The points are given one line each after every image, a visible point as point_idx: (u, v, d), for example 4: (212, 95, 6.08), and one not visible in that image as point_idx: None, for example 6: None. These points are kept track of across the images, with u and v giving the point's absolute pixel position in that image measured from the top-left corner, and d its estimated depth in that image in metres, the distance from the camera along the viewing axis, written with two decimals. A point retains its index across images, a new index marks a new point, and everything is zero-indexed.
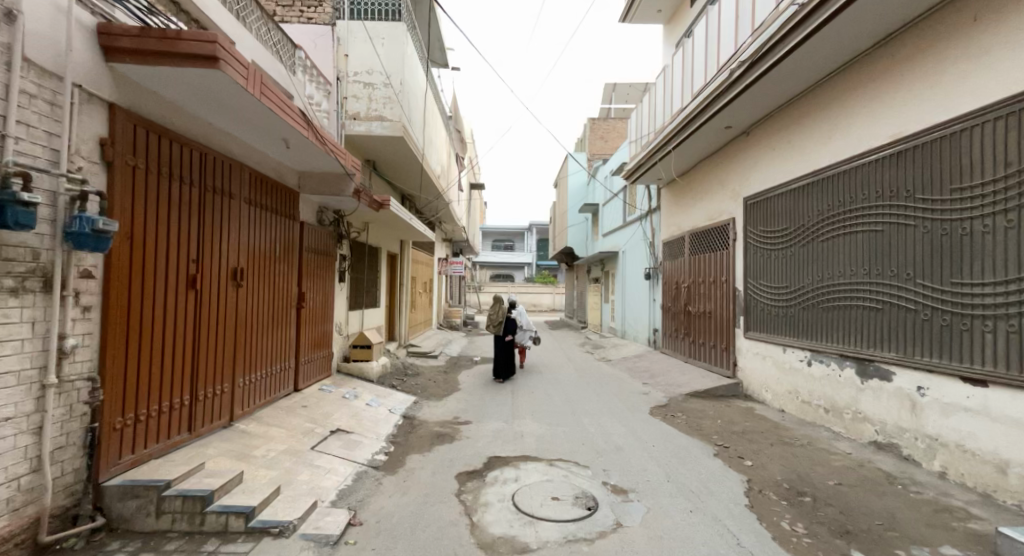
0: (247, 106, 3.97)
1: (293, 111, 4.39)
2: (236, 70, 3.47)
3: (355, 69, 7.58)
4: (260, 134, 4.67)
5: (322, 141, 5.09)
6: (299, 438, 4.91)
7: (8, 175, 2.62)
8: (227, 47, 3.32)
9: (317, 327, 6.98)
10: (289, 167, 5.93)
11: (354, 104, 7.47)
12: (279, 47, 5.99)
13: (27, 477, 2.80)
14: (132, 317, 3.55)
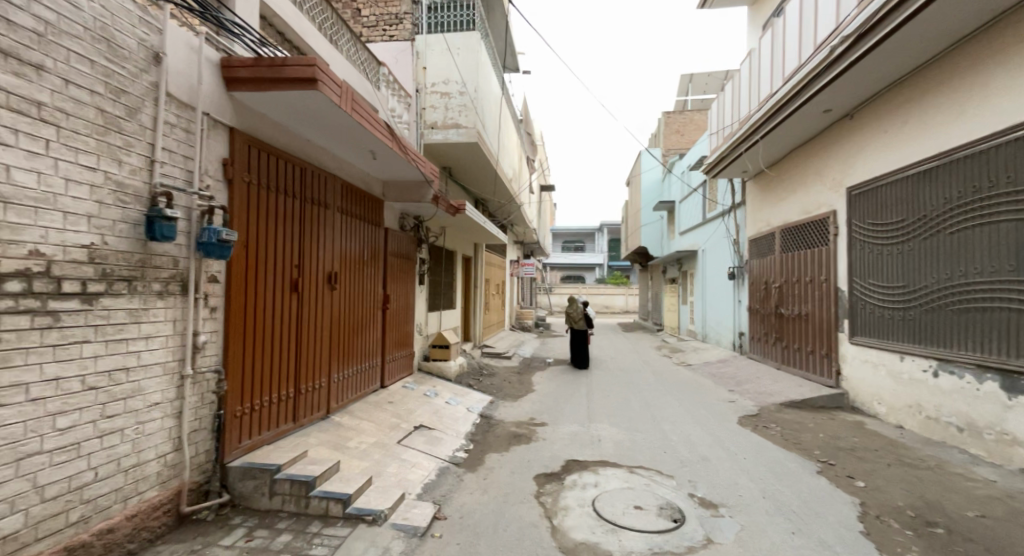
0: (340, 122, 4.29)
1: (380, 124, 4.69)
2: (332, 90, 3.76)
3: (433, 81, 7.89)
4: (350, 147, 5.03)
5: (405, 151, 5.38)
6: (386, 432, 5.23)
7: (156, 195, 3.05)
8: (324, 69, 3.62)
9: (400, 327, 7.37)
10: (375, 177, 6.33)
11: (433, 114, 7.80)
12: (365, 67, 6.44)
13: (171, 454, 3.25)
14: (249, 317, 3.98)
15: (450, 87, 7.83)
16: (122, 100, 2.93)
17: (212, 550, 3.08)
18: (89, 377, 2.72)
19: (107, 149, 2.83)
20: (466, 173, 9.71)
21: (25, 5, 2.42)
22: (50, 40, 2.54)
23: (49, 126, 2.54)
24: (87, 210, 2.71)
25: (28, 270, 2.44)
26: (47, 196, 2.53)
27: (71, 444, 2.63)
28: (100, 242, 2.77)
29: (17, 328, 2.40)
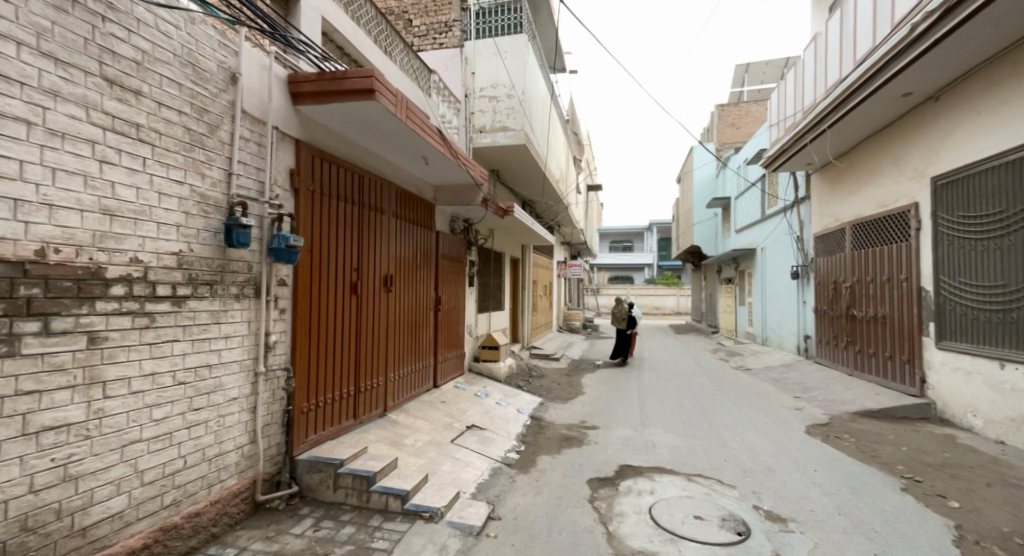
0: (395, 129, 4.44)
1: (432, 130, 4.81)
2: (388, 99, 3.92)
3: (482, 85, 8.01)
4: (404, 153, 5.21)
5: (455, 155, 5.50)
6: (440, 431, 5.36)
7: (233, 205, 3.28)
8: (381, 80, 3.76)
9: (451, 328, 7.53)
10: (427, 182, 6.51)
11: (481, 117, 7.90)
12: (416, 75, 6.66)
13: (247, 446, 3.50)
14: (314, 318, 4.21)
15: (498, 90, 7.89)
16: (205, 119, 3.16)
17: (285, 537, 3.28)
18: (178, 373, 2.97)
19: (194, 164, 3.07)
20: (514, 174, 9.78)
21: (127, 37, 2.66)
22: (147, 67, 2.77)
23: (147, 145, 2.77)
24: (178, 220, 2.94)
25: (130, 275, 2.67)
26: (147, 208, 2.75)
27: (165, 433, 2.88)
28: (187, 250, 3.01)
29: (121, 328, 2.62)
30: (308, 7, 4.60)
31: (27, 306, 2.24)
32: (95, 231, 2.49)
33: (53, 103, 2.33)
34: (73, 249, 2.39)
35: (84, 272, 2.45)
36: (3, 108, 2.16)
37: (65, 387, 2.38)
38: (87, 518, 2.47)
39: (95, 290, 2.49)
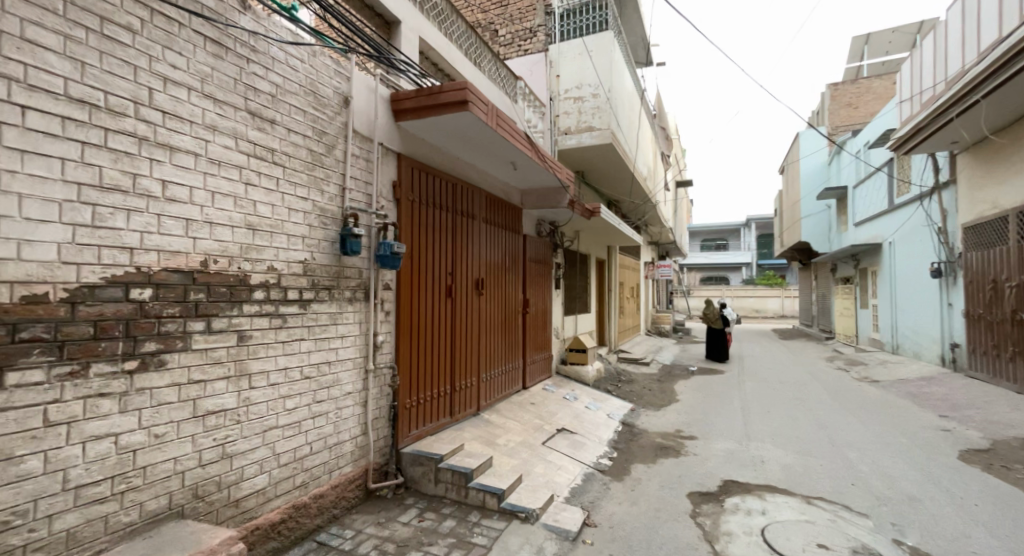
0: (486, 137, 4.61)
1: (520, 136, 4.92)
2: (480, 109, 4.08)
3: (567, 87, 7.94)
4: (493, 159, 5.37)
5: (542, 158, 5.57)
6: (532, 433, 5.46)
7: (347, 216, 3.61)
8: (474, 91, 3.93)
9: (539, 331, 7.62)
10: (514, 186, 6.66)
11: (566, 120, 7.87)
12: (504, 83, 6.90)
13: (360, 437, 3.82)
14: (414, 320, 4.48)
15: (583, 91, 7.80)
16: (324, 140, 3.51)
17: (394, 524, 3.53)
18: (304, 368, 3.32)
19: (316, 182, 3.41)
20: (599, 175, 9.65)
21: (265, 74, 3.02)
22: (280, 98, 3.14)
23: (280, 167, 3.12)
24: (303, 232, 3.29)
25: (268, 281, 3.03)
26: (280, 223, 3.11)
27: (295, 421, 3.25)
28: (311, 258, 3.36)
29: (261, 327, 2.99)
30: (407, 29, 4.93)
31: (196, 308, 2.61)
32: (242, 244, 2.86)
33: (212, 137, 2.69)
34: (227, 260, 2.77)
35: (235, 279, 2.82)
36: (179, 144, 2.51)
37: (222, 377, 2.75)
38: (239, 491, 2.84)
39: (243, 294, 2.86)
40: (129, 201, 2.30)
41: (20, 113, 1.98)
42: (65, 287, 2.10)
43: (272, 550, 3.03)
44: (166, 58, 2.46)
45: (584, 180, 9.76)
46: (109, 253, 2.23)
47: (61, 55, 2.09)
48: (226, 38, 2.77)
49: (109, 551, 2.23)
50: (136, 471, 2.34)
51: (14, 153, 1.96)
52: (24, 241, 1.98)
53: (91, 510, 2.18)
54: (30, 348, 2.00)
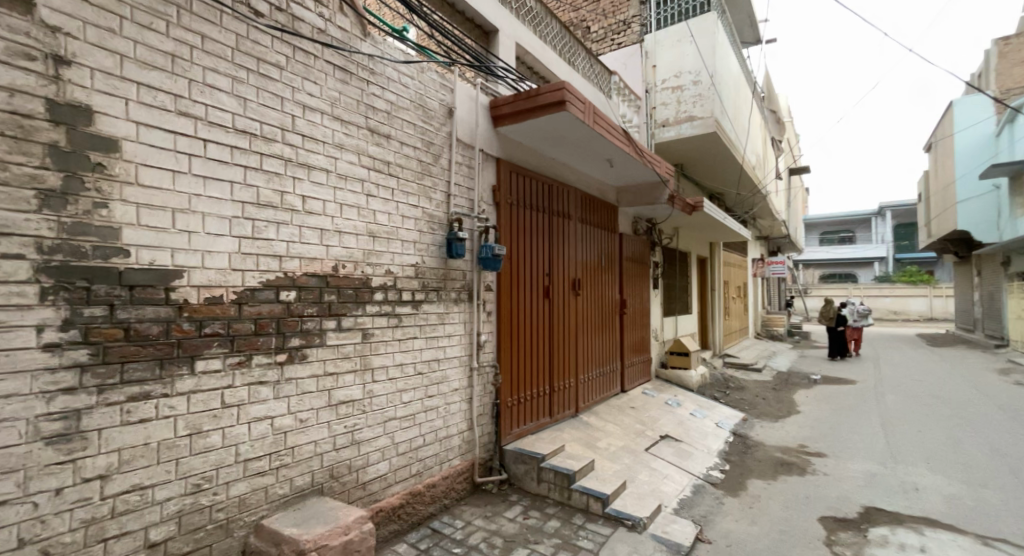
0: (583, 136, 4.60)
1: (618, 133, 4.84)
2: (578, 108, 4.07)
3: (664, 77, 7.62)
4: (588, 158, 5.32)
5: (640, 153, 5.39)
6: (634, 438, 5.33)
7: (452, 222, 3.81)
8: (572, 91, 3.94)
9: (637, 333, 7.42)
10: (609, 185, 6.56)
11: (663, 111, 7.57)
12: (598, 80, 6.83)
13: (466, 433, 4.00)
14: (513, 321, 4.58)
15: (682, 79, 7.41)
16: (432, 150, 3.73)
17: (501, 519, 3.65)
18: (417, 364, 3.56)
19: (424, 190, 3.63)
20: (702, 168, 9.14)
21: (382, 93, 3.29)
22: (395, 115, 3.40)
23: (395, 178, 3.38)
24: (414, 238, 3.53)
25: (385, 283, 3.30)
26: (394, 230, 3.36)
27: (410, 414, 3.49)
28: (421, 261, 3.59)
29: (380, 327, 3.26)
30: (504, 36, 5.07)
31: (329, 308, 2.91)
32: (365, 250, 3.14)
33: (340, 154, 2.99)
34: (352, 265, 3.06)
35: (359, 282, 3.10)
36: (315, 162, 2.83)
37: (350, 371, 3.04)
38: (365, 475, 3.13)
39: (365, 296, 3.15)
40: (278, 215, 2.64)
41: (204, 146, 2.33)
42: (234, 290, 2.46)
43: (393, 532, 3.28)
44: (304, 88, 2.78)
45: (684, 173, 9.29)
46: (263, 260, 2.58)
47: (230, 94, 2.44)
48: (351, 64, 3.07)
49: (268, 518, 2.57)
50: (287, 451, 2.68)
51: (199, 179, 2.31)
52: (207, 252, 2.34)
53: (255, 481, 2.53)
54: (212, 341, 2.37)
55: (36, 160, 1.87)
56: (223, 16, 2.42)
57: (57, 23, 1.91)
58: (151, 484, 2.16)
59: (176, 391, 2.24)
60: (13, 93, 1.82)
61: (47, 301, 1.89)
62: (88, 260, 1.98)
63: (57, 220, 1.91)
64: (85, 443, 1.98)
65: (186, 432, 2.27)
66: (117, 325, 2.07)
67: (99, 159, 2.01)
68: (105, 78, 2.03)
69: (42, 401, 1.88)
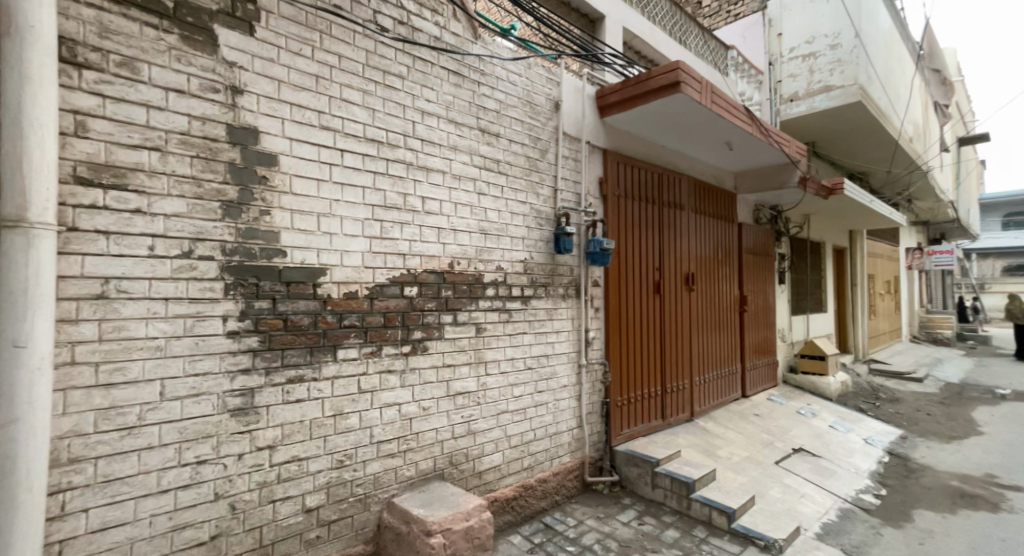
0: (699, 118, 4.30)
1: (740, 111, 4.44)
2: (694, 88, 3.80)
3: (792, 46, 6.97)
4: (704, 142, 4.98)
5: (766, 133, 4.90)
6: (761, 449, 4.90)
7: (559, 217, 3.82)
8: (687, 70, 3.70)
9: (760, 331, 6.81)
10: (726, 169, 6.11)
11: (791, 85, 6.90)
12: (713, 56, 6.41)
13: (576, 430, 3.99)
14: (622, 317, 4.46)
15: (816, 45, 6.70)
16: (539, 146, 3.77)
17: (614, 522, 3.56)
18: (527, 359, 3.62)
19: (531, 186, 3.68)
20: (840, 145, 8.13)
21: (492, 93, 3.41)
22: (504, 114, 3.50)
23: (504, 175, 3.48)
24: (523, 234, 3.60)
25: (497, 279, 3.41)
26: (504, 227, 3.47)
27: (521, 408, 3.56)
28: (530, 257, 3.65)
29: (492, 321, 3.37)
30: (611, 21, 4.94)
31: (446, 303, 3.08)
32: (477, 247, 3.27)
33: (454, 155, 3.16)
34: (466, 262, 3.21)
35: (472, 278, 3.24)
36: (432, 165, 3.02)
37: (466, 362, 3.19)
38: (481, 465, 3.26)
39: (478, 291, 3.28)
40: (402, 216, 2.86)
41: (342, 155, 2.60)
42: (367, 286, 2.71)
43: (507, 523, 3.37)
44: (422, 95, 2.98)
45: (817, 152, 8.33)
46: (389, 258, 2.80)
47: (361, 107, 2.69)
48: (464, 67, 3.22)
49: (399, 496, 2.80)
50: (412, 436, 2.88)
51: (338, 186, 2.58)
52: (344, 252, 2.61)
53: (387, 461, 2.77)
54: (350, 331, 2.63)
55: (220, 176, 2.20)
56: (356, 35, 2.67)
57: (233, 58, 2.24)
58: (306, 456, 2.46)
59: (323, 375, 2.52)
60: (204, 121, 2.16)
61: (228, 295, 2.22)
62: (256, 260, 2.30)
63: (236, 227, 2.24)
64: (258, 417, 2.31)
65: (331, 412, 2.55)
66: (278, 317, 2.38)
67: (264, 173, 2.33)
68: (267, 102, 2.34)
69: (227, 379, 2.22)
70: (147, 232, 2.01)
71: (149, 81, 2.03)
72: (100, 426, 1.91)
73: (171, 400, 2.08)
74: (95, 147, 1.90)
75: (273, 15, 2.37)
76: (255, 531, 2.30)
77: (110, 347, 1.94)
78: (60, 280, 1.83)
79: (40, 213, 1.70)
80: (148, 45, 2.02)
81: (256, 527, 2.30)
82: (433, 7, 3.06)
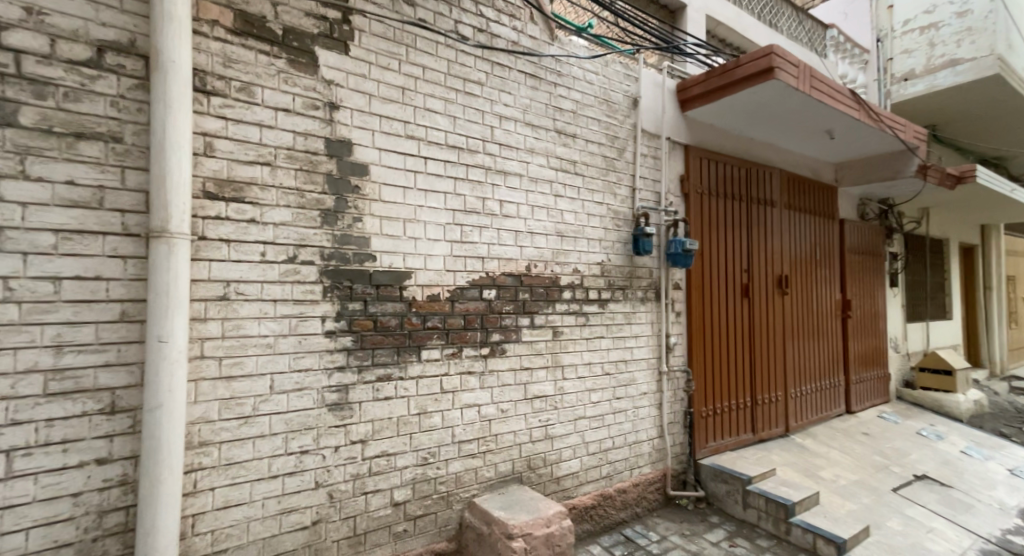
0: (795, 106, 4.02)
1: (844, 95, 4.10)
2: (789, 73, 3.56)
3: (907, 18, 6.31)
4: (801, 131, 4.64)
5: (876, 118, 4.46)
6: (873, 473, 4.38)
7: (637, 218, 3.76)
8: (781, 55, 3.48)
9: (869, 341, 6.17)
10: (824, 161, 5.65)
11: (906, 61, 6.23)
12: (808, 37, 6.02)
13: (657, 440, 3.84)
14: (707, 322, 4.25)
15: (938, 14, 6.04)
16: (616, 145, 3.74)
17: (702, 541, 3.36)
18: (605, 364, 3.56)
19: (608, 187, 3.65)
20: (969, 127, 7.19)
21: (568, 94, 3.45)
22: (580, 113, 3.52)
23: (580, 176, 3.49)
24: (600, 236, 3.58)
25: (573, 282, 3.41)
26: (581, 229, 3.47)
27: (599, 415, 3.49)
28: (607, 259, 3.61)
29: (569, 324, 3.36)
30: (693, 9, 4.73)
31: (524, 306, 3.13)
32: (554, 250, 3.30)
33: (531, 158, 3.23)
34: (543, 264, 3.24)
35: (549, 282, 3.27)
36: (510, 168, 3.11)
37: (543, 366, 3.21)
38: (559, 471, 3.24)
39: (555, 294, 3.29)
40: (481, 220, 2.97)
41: (425, 163, 2.76)
42: (449, 289, 2.83)
43: (586, 532, 3.31)
44: (500, 100, 3.09)
45: (939, 136, 7.41)
46: (468, 261, 2.91)
47: (443, 115, 2.85)
48: (541, 70, 3.30)
49: (479, 497, 2.86)
50: (492, 437, 2.94)
51: (421, 193, 2.74)
52: (427, 256, 2.75)
53: (468, 462, 2.85)
54: (433, 333, 2.76)
55: (319, 187, 2.43)
56: (439, 46, 2.84)
57: (331, 77, 2.48)
58: (394, 451, 2.60)
59: (409, 374, 2.67)
60: (306, 137, 2.41)
61: (326, 297, 2.43)
62: (350, 265, 2.50)
63: (332, 233, 2.46)
64: (352, 412, 2.48)
65: (416, 411, 2.68)
66: (369, 318, 2.55)
67: (356, 183, 2.54)
68: (360, 115, 2.56)
69: (326, 375, 2.42)
70: (260, 240, 2.27)
71: (262, 103, 2.30)
72: (223, 414, 2.16)
73: (279, 393, 2.30)
74: (220, 165, 2.19)
75: (365, 33, 2.59)
76: (350, 520, 2.45)
77: (231, 343, 2.20)
78: (193, 284, 2.11)
79: (178, 225, 1.98)
80: (261, 70, 2.30)
81: (351, 516, 2.46)
82: (511, 12, 3.17)
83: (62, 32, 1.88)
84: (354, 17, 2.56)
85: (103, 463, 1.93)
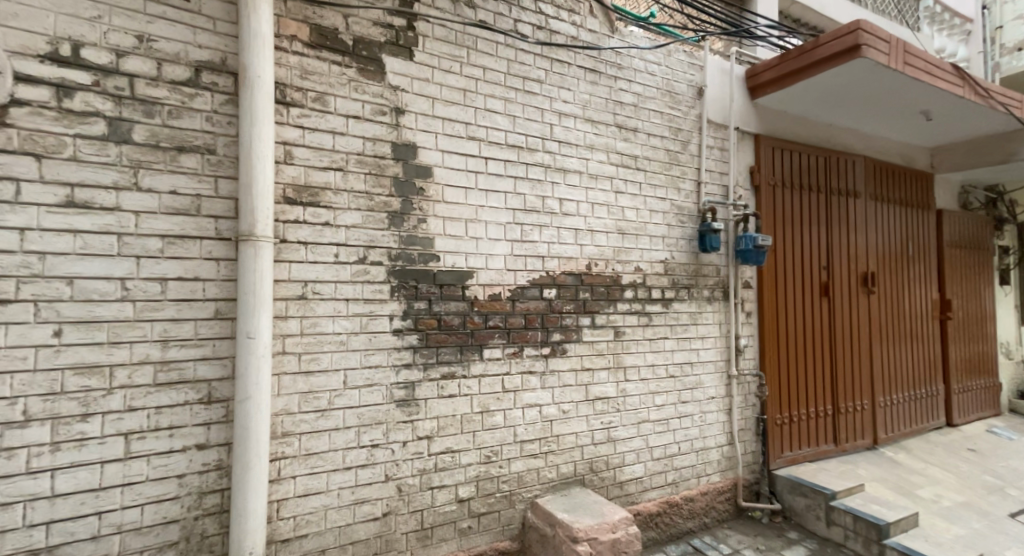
0: (885, 85, 3.72)
1: (945, 70, 3.73)
2: (878, 49, 3.30)
3: None
4: (891, 113, 4.28)
5: (984, 94, 4.01)
6: (983, 495, 3.91)
7: (704, 213, 3.58)
8: (868, 30, 3.23)
9: (974, 345, 5.54)
10: (917, 145, 5.17)
11: (1017, 29, 5.58)
12: (896, 9, 5.53)
13: (727, 447, 3.65)
14: (781, 324, 4.01)
15: None
16: (680, 138, 3.63)
17: None
18: (670, 366, 3.45)
19: (671, 182, 3.55)
20: None
21: (629, 87, 3.40)
22: (641, 107, 3.46)
23: (642, 172, 3.42)
24: (663, 233, 3.48)
25: (635, 281, 3.33)
26: (643, 226, 3.39)
27: (664, 419, 3.38)
28: (671, 257, 3.50)
29: (632, 324, 3.30)
30: None
31: (585, 306, 3.11)
32: (615, 248, 3.25)
33: (591, 154, 3.21)
34: (604, 263, 3.21)
35: (610, 281, 3.22)
36: (570, 166, 3.11)
37: (605, 367, 3.16)
38: (622, 475, 3.17)
39: (616, 294, 3.24)
40: (541, 219, 2.99)
41: (486, 163, 2.83)
42: (509, 288, 2.87)
43: (652, 540, 3.20)
44: (559, 96, 3.11)
45: None
46: (529, 260, 2.94)
47: (504, 115, 2.91)
48: (600, 64, 3.28)
49: (541, 498, 2.86)
50: (553, 438, 2.94)
51: (482, 194, 2.81)
52: (488, 256, 2.81)
53: (530, 462, 2.86)
54: (495, 332, 2.80)
55: (386, 191, 2.56)
56: (499, 47, 2.91)
57: (397, 83, 2.61)
58: (458, 448, 2.66)
59: (472, 372, 2.72)
60: (375, 142, 2.54)
61: (393, 296, 2.54)
62: (415, 265, 2.60)
63: (398, 234, 2.57)
64: (417, 408, 2.57)
65: (478, 409, 2.73)
66: (433, 317, 2.64)
67: (421, 185, 2.64)
68: (423, 119, 2.67)
69: (394, 371, 2.52)
70: (333, 242, 2.42)
71: (335, 111, 2.46)
72: (302, 406, 2.31)
73: (351, 388, 2.43)
74: (298, 172, 2.36)
75: (428, 38, 2.70)
76: (417, 513, 2.54)
77: (309, 340, 2.35)
78: (276, 284, 2.28)
79: (263, 230, 2.15)
80: (334, 80, 2.46)
81: (418, 510, 2.54)
82: (570, 7, 3.17)
83: (167, 56, 2.11)
84: (419, 23, 2.68)
85: (201, 448, 2.13)
